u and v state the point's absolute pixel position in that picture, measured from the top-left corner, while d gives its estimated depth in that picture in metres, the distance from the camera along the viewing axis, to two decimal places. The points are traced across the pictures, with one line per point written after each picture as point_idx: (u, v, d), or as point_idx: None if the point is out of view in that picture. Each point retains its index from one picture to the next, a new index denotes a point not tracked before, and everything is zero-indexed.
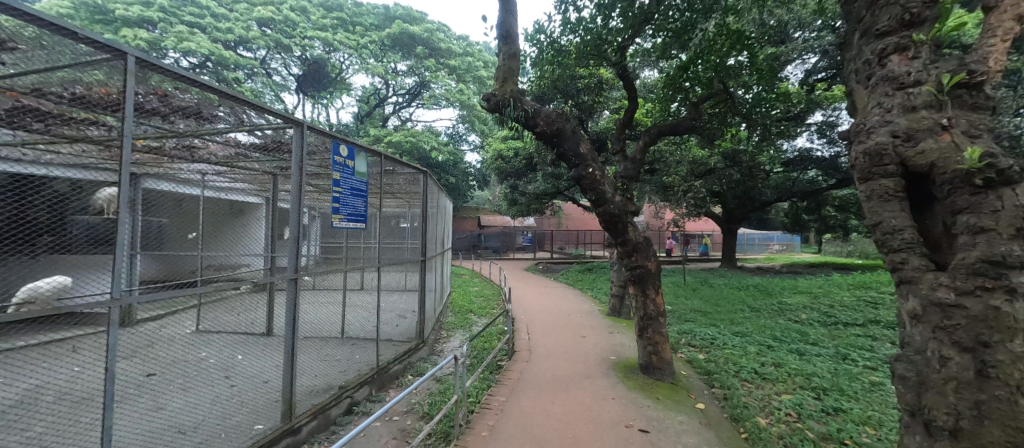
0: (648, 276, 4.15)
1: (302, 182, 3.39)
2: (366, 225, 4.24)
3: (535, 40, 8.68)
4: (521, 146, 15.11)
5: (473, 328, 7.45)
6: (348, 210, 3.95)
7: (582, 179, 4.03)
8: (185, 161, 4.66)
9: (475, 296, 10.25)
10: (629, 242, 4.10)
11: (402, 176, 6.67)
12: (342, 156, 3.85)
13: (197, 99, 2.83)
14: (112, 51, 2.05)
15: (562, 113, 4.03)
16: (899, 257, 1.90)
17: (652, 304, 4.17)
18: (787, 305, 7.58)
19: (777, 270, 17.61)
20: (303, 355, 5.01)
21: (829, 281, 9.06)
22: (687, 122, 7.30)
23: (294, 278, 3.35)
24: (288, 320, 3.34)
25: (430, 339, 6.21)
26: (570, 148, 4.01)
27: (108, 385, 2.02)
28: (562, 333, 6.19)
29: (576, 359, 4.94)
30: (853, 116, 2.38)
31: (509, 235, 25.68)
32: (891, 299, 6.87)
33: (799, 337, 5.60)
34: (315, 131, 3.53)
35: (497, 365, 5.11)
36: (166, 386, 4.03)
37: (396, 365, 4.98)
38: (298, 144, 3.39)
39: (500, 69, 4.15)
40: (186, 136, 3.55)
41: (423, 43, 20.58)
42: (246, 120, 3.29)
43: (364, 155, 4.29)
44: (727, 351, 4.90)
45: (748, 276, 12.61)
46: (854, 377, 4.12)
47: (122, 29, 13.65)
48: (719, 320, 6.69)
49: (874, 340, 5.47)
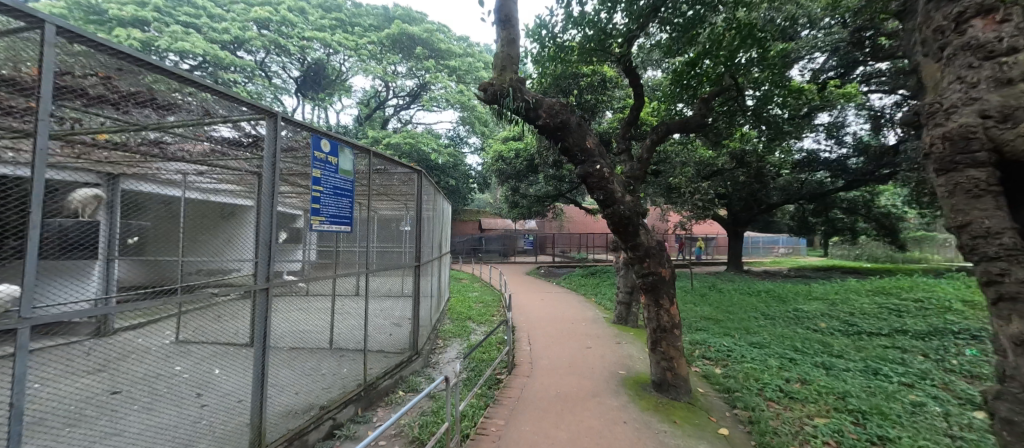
0: (662, 284, 3.76)
1: (276, 181, 3.01)
2: (351, 228, 3.87)
3: (536, 36, 8.34)
4: (522, 147, 14.77)
5: (471, 336, 7.08)
6: (330, 211, 3.59)
7: (588, 176, 3.65)
8: (156, 158, 4.30)
9: (475, 302, 9.89)
10: (640, 246, 3.73)
11: (395, 175, 6.31)
12: (324, 151, 3.48)
13: (150, 85, 2.48)
14: (24, 18, 1.70)
15: (565, 104, 3.67)
16: (998, 265, 1.91)
17: (666, 315, 3.77)
18: (802, 312, 7.17)
19: (785, 274, 17.20)
20: (285, 370, 4.61)
21: (845, 287, 8.65)
22: (697, 120, 6.92)
23: (266, 288, 2.97)
24: (259, 335, 2.95)
25: (425, 350, 5.82)
26: (575, 142, 3.63)
27: (11, 423, 1.64)
28: (566, 343, 5.78)
29: (582, 374, 4.53)
30: (924, 91, 2.43)
31: (510, 238, 25.33)
32: (916, 307, 6.47)
33: (823, 349, 5.19)
34: (292, 124, 3.17)
35: (496, 379, 4.71)
36: (129, 406, 3.66)
37: (385, 381, 4.57)
38: (272, 137, 3.02)
39: (499, 57, 3.81)
40: (149, 129, 3.19)
41: (422, 44, 20.33)
42: (209, 110, 2.92)
43: (349, 151, 3.92)
44: (747, 366, 4.49)
45: (757, 281, 12.20)
46: (891, 397, 3.71)
47: (115, 29, 13.39)
48: (733, 329, 6.29)
49: (904, 352, 5.06)
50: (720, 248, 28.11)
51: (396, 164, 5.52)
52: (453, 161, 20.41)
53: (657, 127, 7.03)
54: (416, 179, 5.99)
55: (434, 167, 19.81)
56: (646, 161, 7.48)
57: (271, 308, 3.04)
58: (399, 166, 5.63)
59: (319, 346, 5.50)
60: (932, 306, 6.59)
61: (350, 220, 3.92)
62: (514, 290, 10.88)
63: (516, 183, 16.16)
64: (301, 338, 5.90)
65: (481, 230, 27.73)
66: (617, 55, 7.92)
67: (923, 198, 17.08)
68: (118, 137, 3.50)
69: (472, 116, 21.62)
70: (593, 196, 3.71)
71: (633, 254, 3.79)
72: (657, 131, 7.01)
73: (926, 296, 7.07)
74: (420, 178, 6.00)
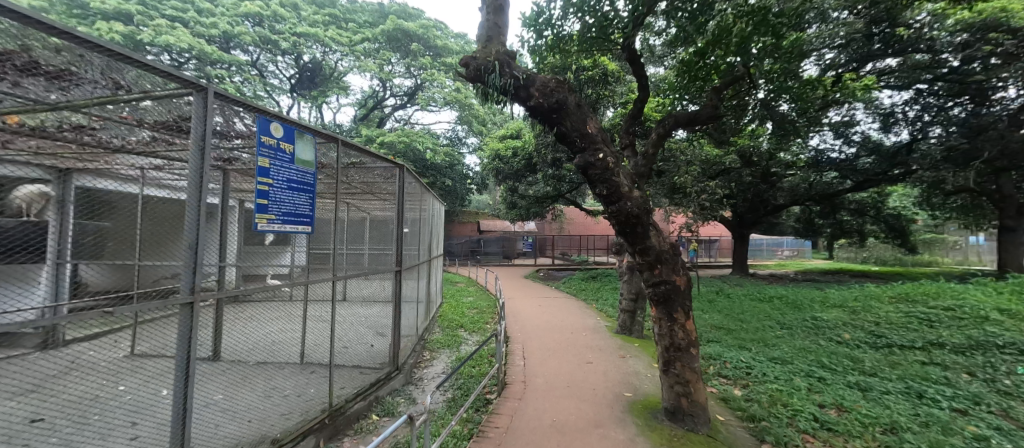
0: (676, 295, 3.18)
1: (206, 169, 2.45)
2: (312, 229, 3.31)
3: (533, 23, 7.77)
4: (520, 146, 14.20)
5: (461, 347, 6.51)
6: (284, 208, 3.03)
7: (589, 166, 3.09)
8: (92, 148, 3.73)
9: (468, 308, 9.32)
10: (651, 250, 3.15)
11: (375, 170, 5.73)
12: (275, 137, 2.91)
13: (22, 41, 1.93)
14: None
15: (563, 81, 3.11)
16: None
17: (681, 332, 3.19)
18: (821, 322, 6.56)
19: (793, 278, 16.57)
20: (242, 391, 4.04)
21: (864, 293, 8.07)
22: (709, 112, 6.24)
23: (190, 301, 2.38)
24: (180, 360, 2.37)
25: (407, 365, 5.26)
26: (573, 127, 3.07)
27: None
28: (564, 357, 5.20)
29: (582, 397, 3.95)
30: None
31: (508, 240, 24.75)
32: (949, 317, 5.88)
33: (852, 366, 4.62)
34: (229, 100, 2.60)
35: (484, 401, 4.14)
36: (45, 440, 3.09)
37: (357, 404, 4.00)
38: (203, 115, 2.47)
39: (484, 27, 3.30)
40: (58, 108, 2.65)
41: (418, 41, 19.84)
42: (119, 82, 2.37)
43: (310, 138, 3.36)
44: (773, 388, 3.90)
45: (767, 286, 11.60)
46: (949, 429, 3.13)
47: (96, 21, 12.84)
48: (749, 341, 5.72)
49: (945, 369, 4.48)
50: (724, 250, 27.48)
51: (374, 156, 4.95)
52: (450, 160, 19.87)
53: (663, 119, 6.44)
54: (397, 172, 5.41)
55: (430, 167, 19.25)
56: (651, 158, 6.89)
57: (200, 322, 2.47)
58: (379, 159, 5.08)
59: (288, 362, 4.93)
60: (967, 315, 5.99)
61: (313, 219, 3.36)
62: (509, 295, 10.31)
63: (514, 183, 15.59)
64: (270, 352, 5.35)
65: (479, 232, 27.17)
66: (619, 44, 7.36)
67: (935, 199, 16.49)
68: (31, 119, 2.94)
69: (469, 115, 21.08)
70: (594, 190, 3.17)
71: (642, 259, 3.22)
72: (664, 123, 6.41)
73: (957, 304, 6.46)
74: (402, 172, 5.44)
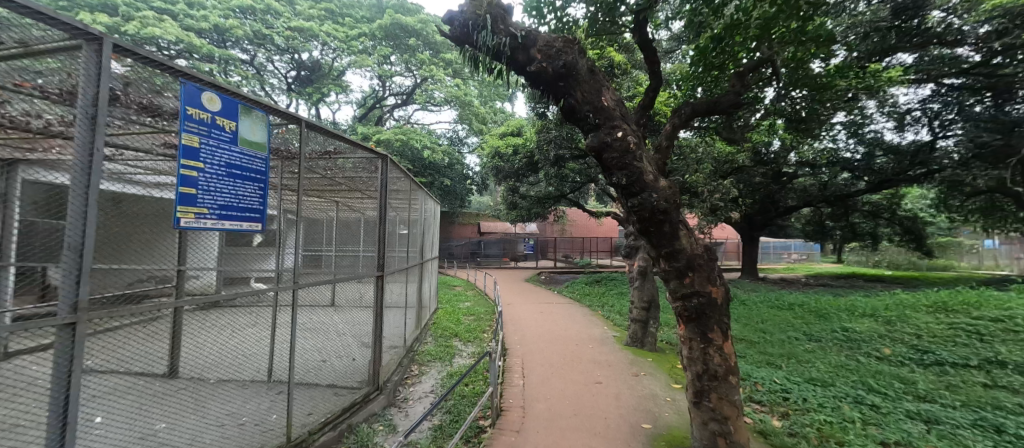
0: (711, 312, 2.55)
1: (102, 147, 1.87)
2: (263, 227, 2.72)
3: (535, 7, 7.15)
4: (521, 143, 13.57)
5: (454, 360, 5.88)
6: (225, 201, 2.44)
7: (604, 150, 2.53)
8: (10, 130, 3.15)
9: (464, 315, 8.69)
10: (681, 255, 2.53)
11: (357, 163, 5.12)
12: (209, 111, 2.32)
13: None
14: None
15: (570, 42, 2.63)
16: None
17: (717, 356, 2.57)
18: (854, 334, 5.90)
19: (806, 283, 15.88)
20: (190, 419, 3.45)
21: (895, 301, 7.42)
22: (731, 98, 5.55)
23: (75, 322, 1.77)
24: (57, 402, 1.76)
25: (391, 384, 4.64)
26: (584, 99, 2.57)
27: None
28: (569, 375, 4.57)
29: (591, 428, 3.32)
30: None
31: (509, 242, 24.10)
32: (1002, 330, 5.23)
33: (903, 389, 3.99)
34: (134, 54, 2.02)
35: (476, 430, 3.52)
36: None
37: (325, 435, 3.40)
38: (105, 75, 1.90)
39: None
40: None
41: (416, 36, 19.27)
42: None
43: (262, 116, 2.76)
44: (820, 419, 3.28)
45: (783, 292, 10.92)
46: None
47: (78, 11, 12.30)
48: (776, 356, 5.09)
49: (1014, 394, 3.85)
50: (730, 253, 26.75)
51: (353, 146, 4.33)
52: (449, 159, 19.29)
53: (679, 108, 5.80)
54: (380, 166, 4.76)
55: (428, 166, 18.63)
56: (666, 152, 6.13)
57: (89, 349, 1.85)
58: (359, 150, 4.45)
59: (254, 382, 4.32)
60: (1021, 328, 5.34)
61: (263, 217, 2.74)
62: (508, 301, 9.68)
63: (515, 183, 14.95)
64: (238, 368, 4.74)
65: (480, 234, 26.54)
66: (628, 28, 6.73)
67: (953, 201, 15.81)
68: None
69: (469, 113, 20.48)
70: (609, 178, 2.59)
71: (668, 265, 2.61)
72: (680, 112, 5.77)
73: (1006, 315, 5.81)
74: (386, 165, 4.80)
